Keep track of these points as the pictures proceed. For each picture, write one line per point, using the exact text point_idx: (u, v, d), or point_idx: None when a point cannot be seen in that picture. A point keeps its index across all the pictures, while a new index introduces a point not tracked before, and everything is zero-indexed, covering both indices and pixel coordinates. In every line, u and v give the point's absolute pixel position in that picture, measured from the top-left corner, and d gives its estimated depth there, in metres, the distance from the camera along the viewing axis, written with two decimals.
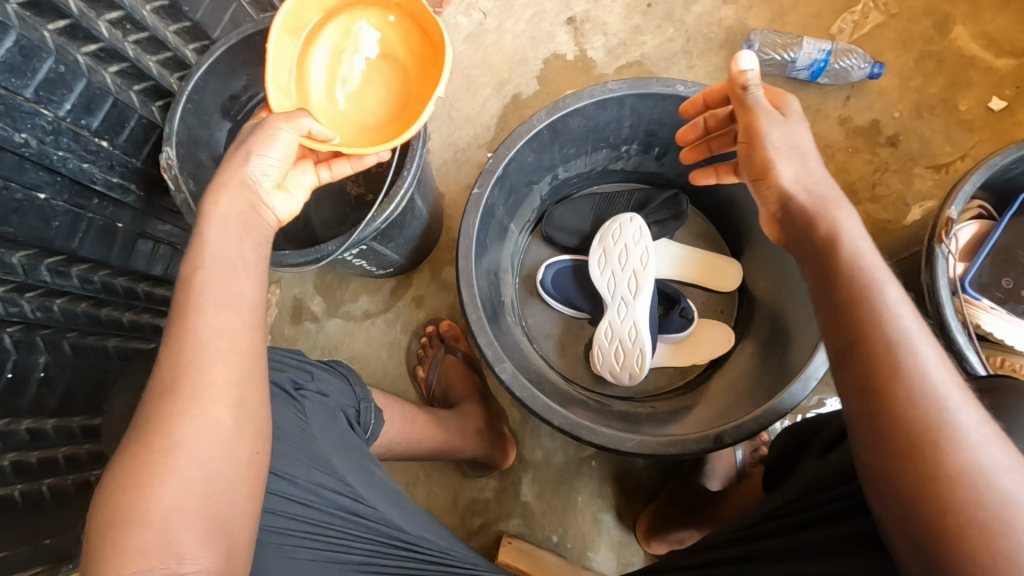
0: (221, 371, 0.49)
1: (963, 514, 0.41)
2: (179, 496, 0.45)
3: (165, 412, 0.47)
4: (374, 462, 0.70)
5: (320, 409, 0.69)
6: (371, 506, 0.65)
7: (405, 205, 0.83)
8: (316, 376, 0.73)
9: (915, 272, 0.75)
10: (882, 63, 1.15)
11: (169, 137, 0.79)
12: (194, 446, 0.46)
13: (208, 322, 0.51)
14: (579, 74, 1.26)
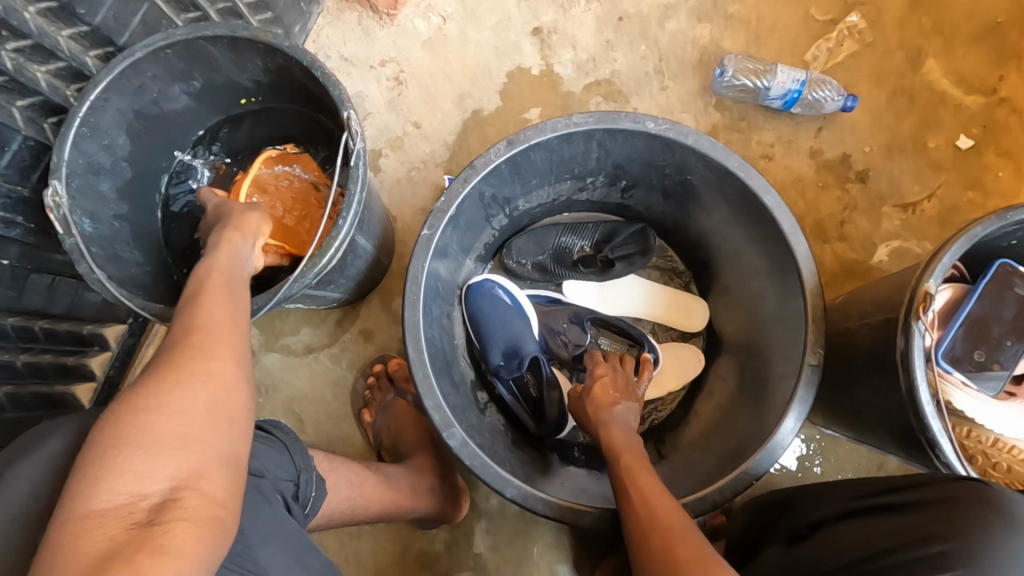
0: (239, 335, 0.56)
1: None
2: (172, 430, 0.46)
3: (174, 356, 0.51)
4: (313, 552, 0.62)
5: (252, 493, 0.60)
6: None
7: (342, 252, 0.73)
8: (252, 453, 0.64)
9: (891, 341, 0.70)
10: (855, 96, 1.12)
11: (57, 170, 0.67)
12: (200, 385, 0.50)
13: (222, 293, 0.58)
14: (544, 91, 1.17)
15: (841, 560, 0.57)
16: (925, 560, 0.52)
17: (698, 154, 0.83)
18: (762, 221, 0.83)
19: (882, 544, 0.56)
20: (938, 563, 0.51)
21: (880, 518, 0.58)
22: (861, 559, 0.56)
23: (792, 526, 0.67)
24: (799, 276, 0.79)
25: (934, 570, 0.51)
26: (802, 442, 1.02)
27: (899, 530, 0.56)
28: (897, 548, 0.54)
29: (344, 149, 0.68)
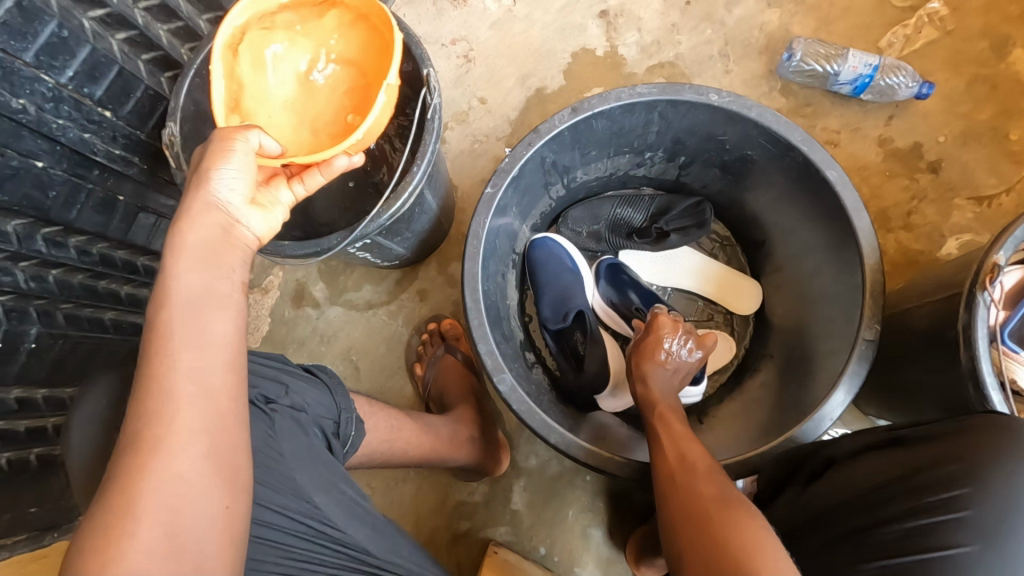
0: (209, 375, 0.51)
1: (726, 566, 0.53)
2: (165, 526, 0.45)
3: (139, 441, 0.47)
4: (347, 481, 0.68)
5: (289, 424, 0.66)
6: (343, 529, 0.64)
7: (412, 201, 0.78)
8: (291, 388, 0.70)
9: (952, 317, 0.69)
10: (931, 83, 1.08)
11: (174, 112, 0.76)
12: (178, 466, 0.47)
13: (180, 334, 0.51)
14: (607, 71, 1.20)
15: (856, 494, 0.61)
16: (933, 484, 0.56)
17: (760, 127, 0.84)
18: (822, 196, 0.83)
19: (890, 475, 0.60)
20: (950, 484, 0.56)
21: (892, 454, 0.61)
22: (871, 489, 0.60)
23: (810, 468, 0.70)
24: (858, 251, 0.78)
25: (945, 489, 0.56)
26: (850, 431, 1.00)
27: (904, 462, 0.60)
28: (904, 476, 0.59)
29: (421, 103, 0.74)
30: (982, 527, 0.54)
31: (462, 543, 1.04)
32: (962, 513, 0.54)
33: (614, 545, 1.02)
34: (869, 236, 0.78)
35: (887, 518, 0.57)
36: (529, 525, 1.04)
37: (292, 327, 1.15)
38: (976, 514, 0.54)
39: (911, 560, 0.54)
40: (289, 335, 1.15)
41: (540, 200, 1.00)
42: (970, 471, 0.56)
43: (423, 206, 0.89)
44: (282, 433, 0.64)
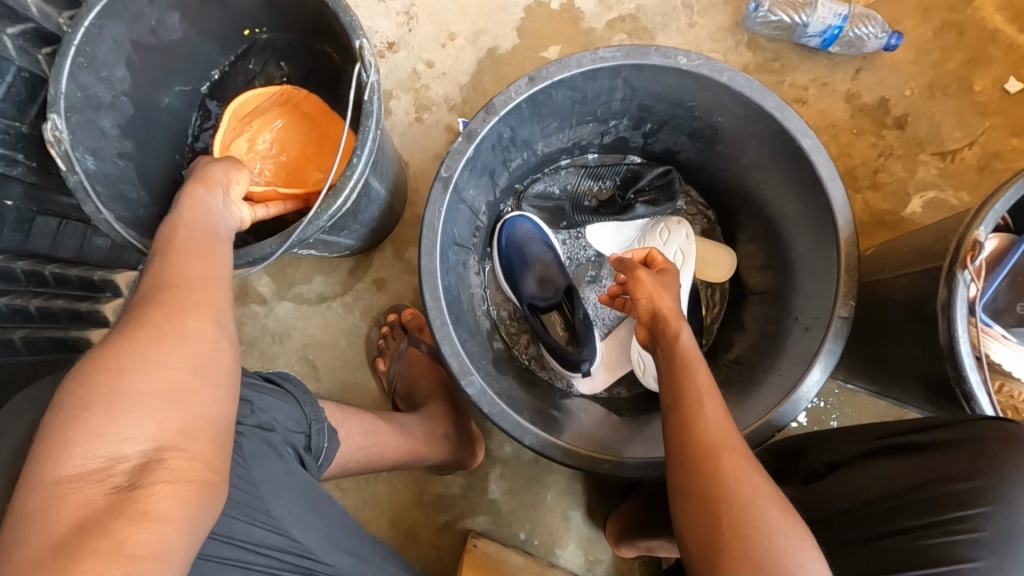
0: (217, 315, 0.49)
1: (731, 526, 0.51)
2: (126, 436, 0.40)
3: (122, 346, 0.44)
4: (326, 501, 0.65)
5: (260, 447, 0.61)
6: (324, 561, 0.60)
7: (356, 195, 0.69)
8: (258, 407, 0.65)
9: (931, 292, 0.68)
10: (900, 33, 1.04)
11: (55, 102, 0.63)
12: (152, 379, 0.43)
13: (193, 274, 0.51)
14: (564, 27, 1.10)
15: (852, 503, 0.54)
16: (946, 498, 0.50)
17: (732, 92, 0.78)
18: (797, 166, 0.78)
19: (896, 481, 0.53)
20: (960, 501, 0.49)
21: (898, 456, 0.55)
22: (875, 499, 0.53)
23: (807, 467, 0.64)
24: (834, 224, 0.75)
25: (955, 507, 0.49)
26: (820, 397, 1.00)
27: (914, 467, 0.53)
28: (915, 485, 0.52)
29: (357, 81, 0.63)
30: (993, 546, 0.47)
31: (441, 536, 1.02)
32: (976, 530, 0.48)
33: (593, 523, 1.02)
34: (843, 204, 0.75)
35: (897, 528, 0.51)
36: (508, 511, 1.03)
37: (238, 326, 1.06)
38: (991, 534, 0.47)
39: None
40: (236, 335, 1.06)
41: (502, 178, 0.92)
42: (988, 490, 0.48)
43: (371, 194, 0.80)
44: (252, 457, 0.60)
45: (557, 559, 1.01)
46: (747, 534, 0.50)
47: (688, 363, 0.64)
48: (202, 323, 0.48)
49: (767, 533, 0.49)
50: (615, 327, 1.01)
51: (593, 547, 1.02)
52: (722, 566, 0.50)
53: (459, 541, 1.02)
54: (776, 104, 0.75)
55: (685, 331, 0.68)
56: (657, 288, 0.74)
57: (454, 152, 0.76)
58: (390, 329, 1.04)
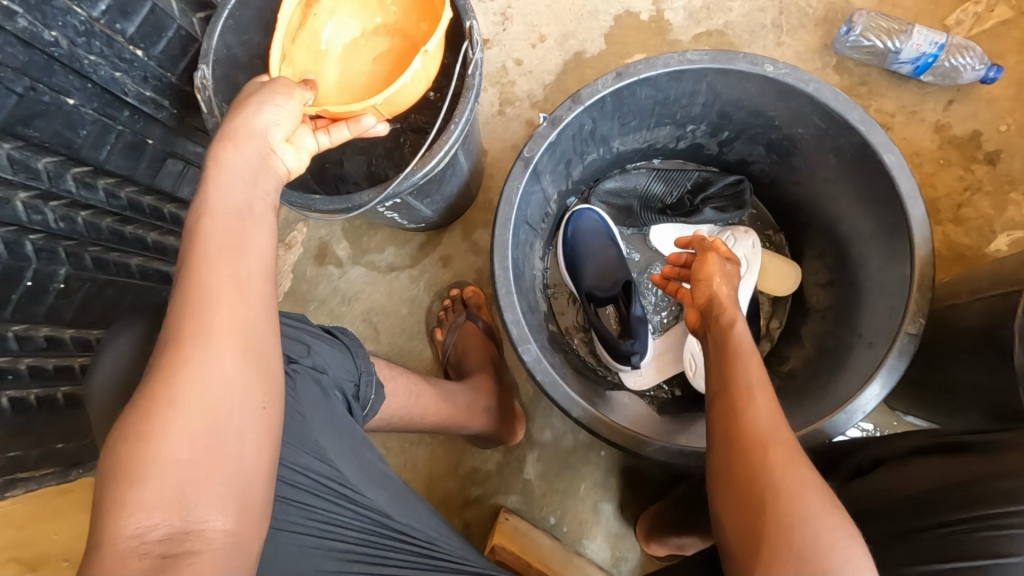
0: (234, 348, 0.46)
1: (773, 519, 0.52)
2: (159, 508, 0.40)
3: (145, 410, 0.43)
4: (366, 446, 0.69)
5: (311, 386, 0.66)
6: (359, 491, 0.65)
7: (446, 161, 0.75)
8: (314, 349, 0.70)
9: (1010, 316, 0.66)
10: (1000, 67, 1.01)
11: (205, 55, 0.74)
12: (178, 454, 0.42)
13: (210, 299, 0.47)
14: (651, 37, 1.14)
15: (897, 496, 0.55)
16: (994, 494, 0.49)
17: (816, 103, 0.79)
18: (876, 181, 0.78)
19: (944, 477, 0.53)
20: (1011, 497, 0.48)
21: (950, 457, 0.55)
22: (921, 493, 0.54)
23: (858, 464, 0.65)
24: (909, 241, 0.75)
25: (1003, 504, 0.48)
26: (875, 428, 0.97)
27: (966, 467, 0.53)
28: (964, 482, 0.51)
29: (463, 57, 0.70)
30: None
31: (473, 508, 1.06)
32: (1021, 526, 0.47)
33: (623, 519, 1.03)
34: (921, 224, 0.74)
35: (938, 521, 0.51)
36: (540, 493, 1.05)
37: (314, 283, 1.15)
38: None
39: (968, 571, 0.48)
40: (310, 291, 1.14)
41: (577, 169, 0.97)
42: None
43: (456, 168, 0.86)
44: (303, 394, 0.65)
45: (584, 549, 1.02)
46: (791, 525, 0.50)
47: (739, 355, 0.67)
48: (225, 355, 0.45)
49: (809, 526, 0.50)
50: (669, 328, 1.02)
51: (621, 543, 1.02)
52: (762, 553, 0.51)
53: (490, 515, 1.05)
54: (861, 117, 0.76)
55: (740, 321, 0.72)
56: (717, 275, 0.78)
57: (538, 135, 0.81)
58: (451, 304, 1.10)
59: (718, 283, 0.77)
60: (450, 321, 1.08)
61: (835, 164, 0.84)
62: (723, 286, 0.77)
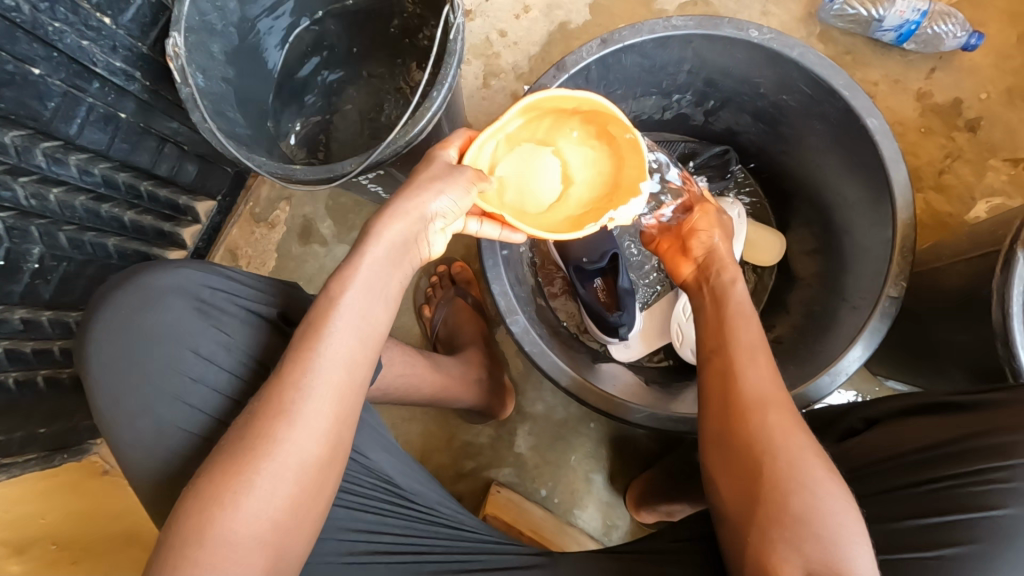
0: (308, 455, 0.53)
1: (771, 478, 0.54)
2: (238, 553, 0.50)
3: (223, 485, 0.51)
4: (366, 410, 0.67)
5: None
6: (363, 456, 0.66)
7: (430, 129, 0.74)
8: None
9: (989, 275, 0.67)
10: (981, 34, 1.02)
11: (177, 22, 0.70)
12: (241, 535, 0.50)
13: (301, 407, 0.53)
14: (636, 7, 1.13)
15: (888, 453, 0.56)
16: (986, 450, 0.51)
17: (802, 69, 0.79)
18: (860, 147, 0.79)
19: (934, 435, 0.55)
20: (1001, 453, 0.51)
21: (937, 415, 0.57)
22: (913, 450, 0.55)
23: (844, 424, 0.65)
24: (893, 206, 0.75)
25: (994, 459, 0.51)
26: (859, 393, 0.99)
27: (954, 424, 0.55)
28: (954, 438, 0.54)
29: (445, 21, 0.68)
30: None
31: (466, 482, 1.07)
32: (1011, 479, 0.49)
33: (614, 489, 1.04)
34: (903, 189, 0.75)
35: (931, 476, 0.53)
36: (532, 465, 1.06)
37: (299, 262, 1.13)
38: None
39: (959, 520, 0.50)
40: (296, 270, 1.13)
41: None
42: None
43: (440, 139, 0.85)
44: None
45: (576, 518, 1.04)
46: (789, 488, 0.53)
47: (740, 314, 0.67)
48: (319, 450, 0.54)
49: (807, 488, 0.52)
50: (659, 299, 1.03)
51: (612, 512, 1.04)
52: (761, 514, 0.53)
53: (483, 488, 1.06)
54: (846, 82, 0.76)
55: (739, 279, 0.73)
56: (713, 231, 0.79)
57: None
58: (440, 281, 1.09)
59: (715, 237, 0.79)
60: (440, 297, 1.07)
61: (820, 131, 0.85)
62: (717, 238, 0.78)
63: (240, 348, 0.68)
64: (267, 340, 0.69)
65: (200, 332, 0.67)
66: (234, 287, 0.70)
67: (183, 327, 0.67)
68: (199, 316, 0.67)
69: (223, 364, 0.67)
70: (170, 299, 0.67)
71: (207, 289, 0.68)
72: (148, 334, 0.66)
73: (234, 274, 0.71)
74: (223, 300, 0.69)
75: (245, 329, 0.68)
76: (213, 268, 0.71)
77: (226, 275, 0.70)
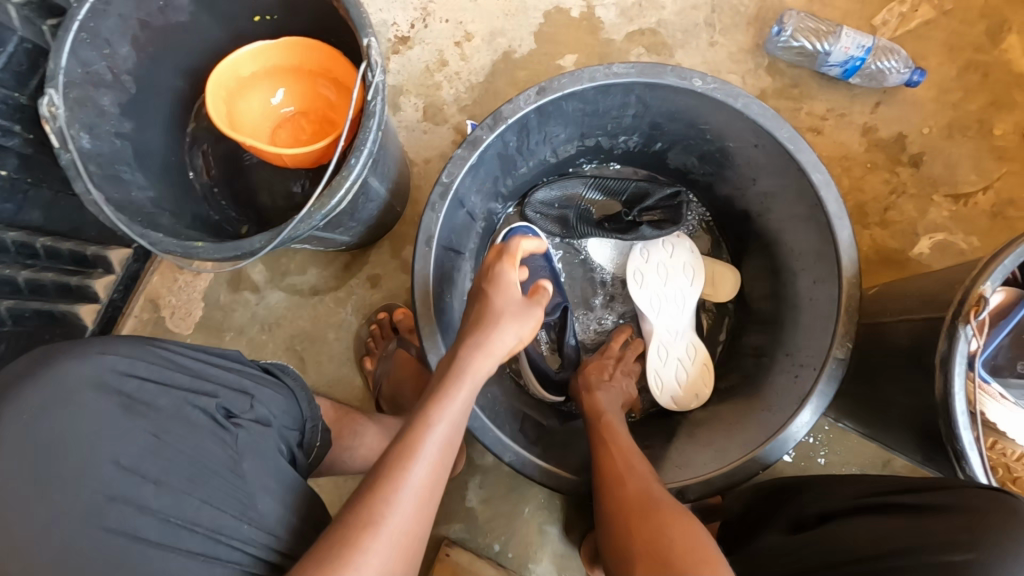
0: (403, 547, 0.50)
1: (635, 529, 0.59)
2: None
3: None
4: None
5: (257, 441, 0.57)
6: None
7: (354, 194, 0.67)
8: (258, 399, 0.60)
9: (931, 340, 0.66)
10: (922, 70, 1.02)
11: (53, 78, 0.63)
12: None
13: (388, 519, 0.50)
14: (583, 35, 1.08)
15: (844, 557, 0.54)
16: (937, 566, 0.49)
17: (746, 119, 0.76)
18: (804, 199, 0.77)
19: (888, 542, 0.53)
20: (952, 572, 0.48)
21: (905, 519, 0.54)
22: (866, 557, 0.53)
23: (797, 513, 0.64)
24: (838, 263, 0.74)
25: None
26: (810, 434, 0.98)
27: (911, 530, 0.52)
28: (909, 549, 0.51)
29: (361, 81, 0.62)
30: None
31: None
32: None
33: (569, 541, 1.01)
34: (850, 249, 0.73)
35: None
36: (486, 518, 1.02)
37: (231, 310, 1.05)
38: None
39: None
40: (228, 317, 1.05)
41: (506, 186, 0.91)
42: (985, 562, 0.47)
43: (368, 191, 0.78)
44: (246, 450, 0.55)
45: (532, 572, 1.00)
46: (648, 533, 0.58)
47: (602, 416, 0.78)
48: (411, 515, 0.51)
49: (668, 525, 0.58)
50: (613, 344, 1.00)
51: (567, 563, 1.01)
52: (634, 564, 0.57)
53: (433, 545, 1.01)
54: (790, 135, 0.74)
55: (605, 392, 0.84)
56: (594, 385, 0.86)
57: (456, 159, 0.75)
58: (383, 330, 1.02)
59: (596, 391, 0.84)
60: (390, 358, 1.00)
61: (769, 174, 0.81)
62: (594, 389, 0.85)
63: (171, 454, 0.53)
64: (201, 442, 0.54)
65: (123, 437, 0.51)
66: (161, 372, 0.56)
67: (101, 432, 0.51)
68: (125, 416, 0.53)
69: (150, 476, 0.51)
70: (78, 396, 0.51)
71: (126, 378, 0.54)
72: (49, 447, 0.49)
73: (165, 357, 0.58)
74: (151, 393, 0.55)
75: (178, 424, 0.54)
76: (147, 353, 0.57)
77: (160, 355, 0.58)
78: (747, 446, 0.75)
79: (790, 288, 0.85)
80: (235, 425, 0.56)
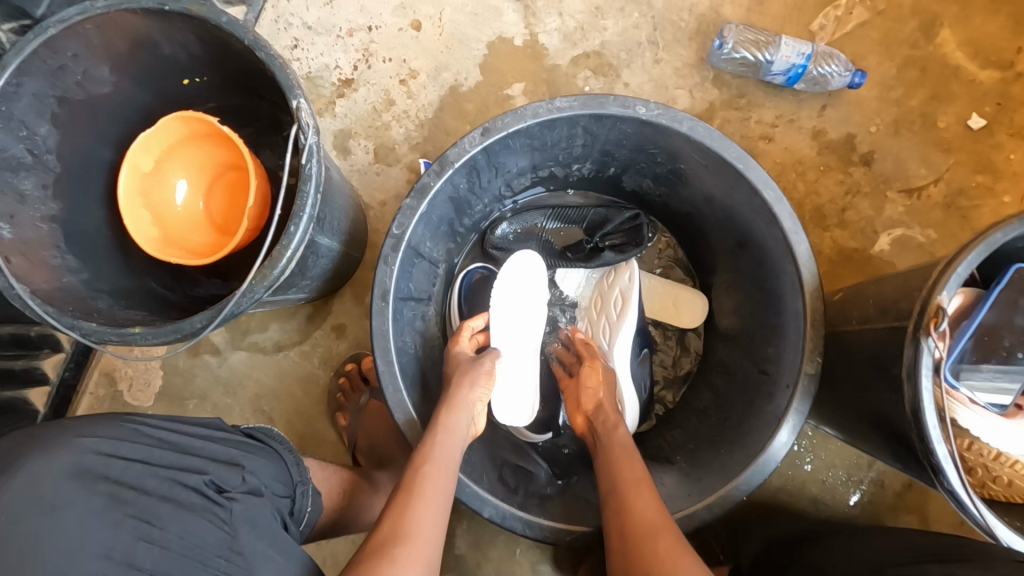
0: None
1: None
2: None
3: None
4: None
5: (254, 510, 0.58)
6: None
7: (299, 259, 0.65)
8: (249, 466, 0.62)
9: (897, 351, 0.66)
10: (863, 71, 1.03)
11: None
12: None
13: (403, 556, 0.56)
14: (529, 62, 1.07)
15: None
16: None
17: (692, 141, 0.75)
18: (759, 215, 0.76)
19: None
20: None
21: None
22: None
23: None
24: (798, 279, 0.73)
25: None
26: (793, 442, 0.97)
27: None
28: None
29: (294, 144, 0.60)
30: None
31: None
32: None
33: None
34: (811, 263, 0.72)
35: None
36: (477, 564, 0.99)
37: (191, 375, 1.01)
38: None
39: None
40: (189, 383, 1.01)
41: (462, 225, 0.89)
42: None
43: (317, 249, 0.75)
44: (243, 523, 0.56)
45: None
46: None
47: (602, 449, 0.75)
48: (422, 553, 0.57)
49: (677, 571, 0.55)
50: None
51: None
52: None
53: None
54: (738, 155, 0.74)
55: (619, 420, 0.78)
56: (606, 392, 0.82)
57: (405, 209, 0.73)
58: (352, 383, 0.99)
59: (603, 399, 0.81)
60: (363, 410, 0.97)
61: (723, 193, 0.81)
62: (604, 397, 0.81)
63: (164, 537, 0.52)
64: (195, 519, 0.54)
65: (114, 527, 0.50)
66: (150, 452, 0.56)
67: (87, 526, 0.49)
68: (110, 504, 0.51)
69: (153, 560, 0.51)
70: (70, 485, 0.50)
71: (116, 463, 0.54)
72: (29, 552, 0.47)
73: (149, 435, 0.59)
74: (142, 473, 0.54)
75: (167, 503, 0.53)
76: (125, 433, 0.57)
77: (139, 434, 0.58)
78: (732, 472, 0.73)
79: (756, 303, 0.84)
80: (230, 499, 0.57)
